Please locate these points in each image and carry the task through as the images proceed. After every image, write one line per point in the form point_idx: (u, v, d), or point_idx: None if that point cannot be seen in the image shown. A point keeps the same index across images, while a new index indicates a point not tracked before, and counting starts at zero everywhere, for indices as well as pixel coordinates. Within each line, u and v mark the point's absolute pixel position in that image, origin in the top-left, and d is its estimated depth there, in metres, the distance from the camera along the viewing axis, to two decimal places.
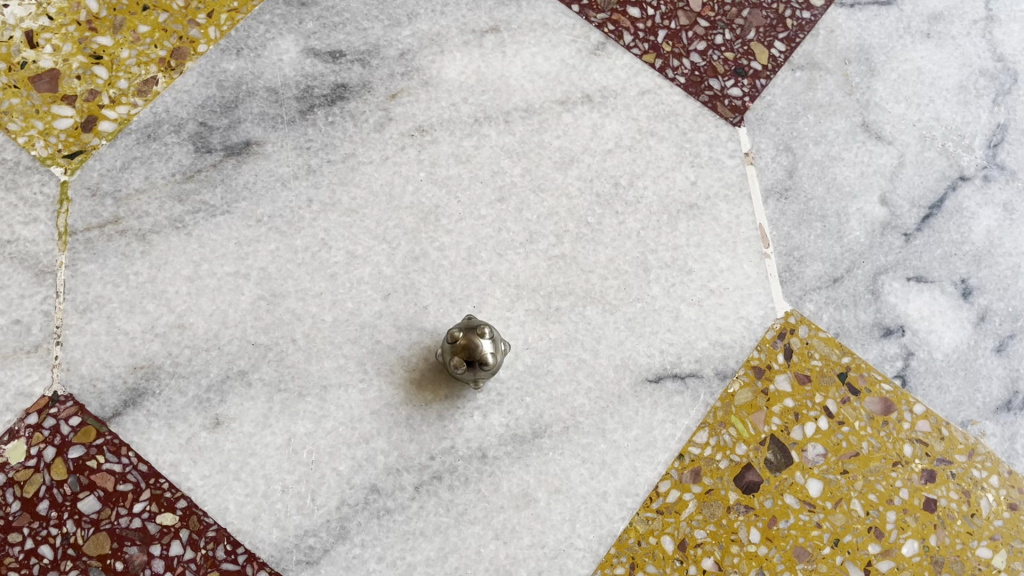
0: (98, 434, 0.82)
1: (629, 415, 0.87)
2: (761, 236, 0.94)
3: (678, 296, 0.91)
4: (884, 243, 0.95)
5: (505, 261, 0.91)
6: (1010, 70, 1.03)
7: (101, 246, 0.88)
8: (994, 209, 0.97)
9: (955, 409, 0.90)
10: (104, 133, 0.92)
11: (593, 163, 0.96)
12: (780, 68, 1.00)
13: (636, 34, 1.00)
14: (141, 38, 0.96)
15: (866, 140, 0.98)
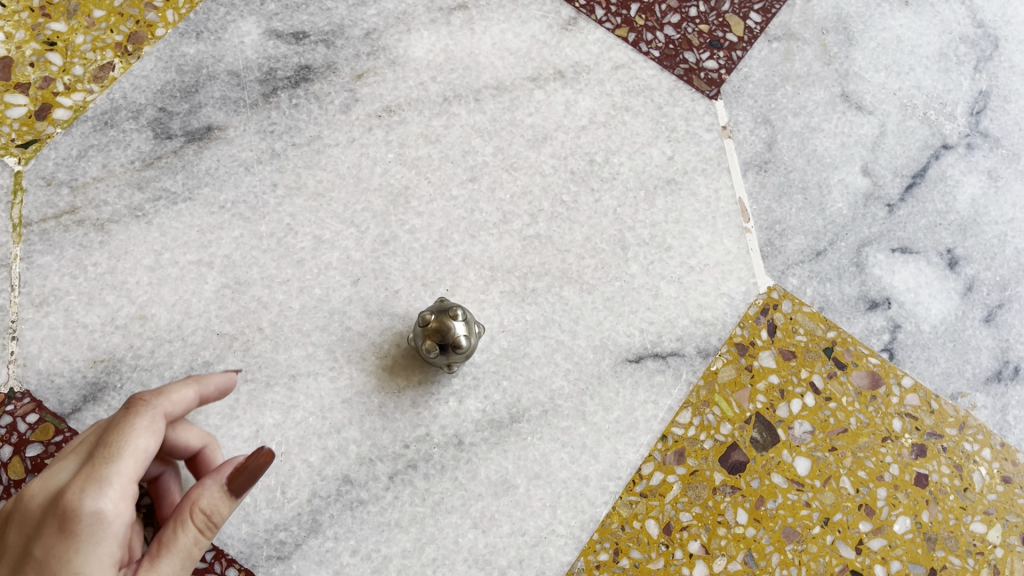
0: (57, 432, 0.79)
1: (610, 396, 0.84)
2: (740, 210, 0.91)
3: (658, 273, 0.88)
4: (868, 214, 0.92)
5: (479, 242, 0.88)
6: (990, 36, 1.01)
7: (57, 238, 0.85)
8: (978, 176, 0.95)
9: (944, 381, 0.87)
10: (59, 121, 0.89)
11: (567, 140, 0.93)
12: (757, 39, 0.98)
13: (608, 8, 0.97)
14: (96, 22, 0.92)
15: (846, 110, 0.96)
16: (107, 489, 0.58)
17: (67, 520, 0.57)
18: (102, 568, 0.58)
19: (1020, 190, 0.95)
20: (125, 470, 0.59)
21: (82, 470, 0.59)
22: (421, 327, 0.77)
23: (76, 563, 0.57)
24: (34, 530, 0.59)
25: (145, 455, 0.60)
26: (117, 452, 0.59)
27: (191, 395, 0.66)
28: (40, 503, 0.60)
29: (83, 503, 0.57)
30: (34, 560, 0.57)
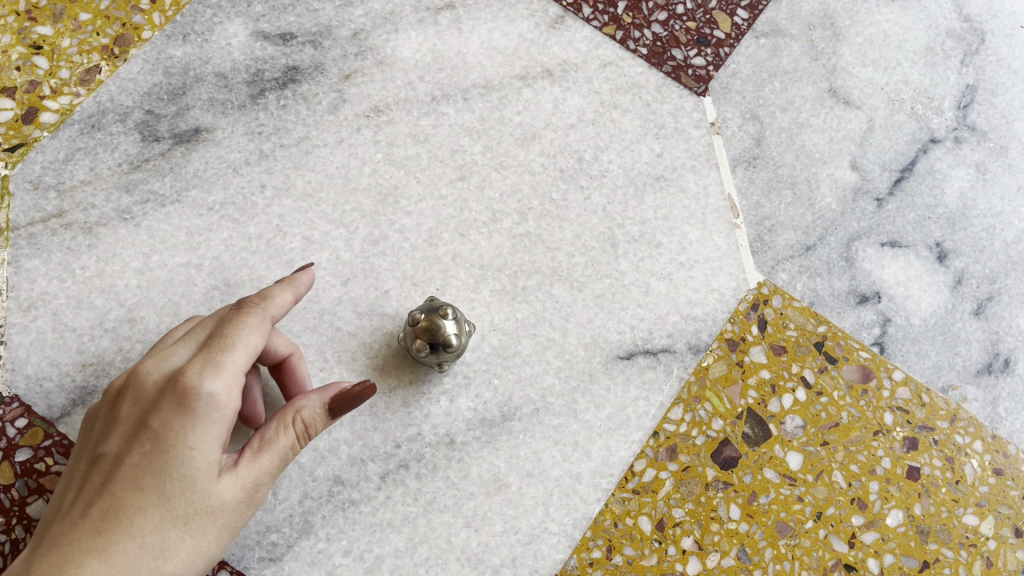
0: (46, 436, 0.79)
1: (601, 394, 0.84)
2: (730, 206, 0.91)
3: (648, 270, 0.88)
4: (857, 209, 0.92)
5: (468, 241, 0.88)
6: (977, 30, 1.01)
7: (45, 241, 0.85)
8: (966, 170, 0.95)
9: (934, 374, 0.87)
10: (46, 124, 0.89)
11: (556, 138, 0.93)
12: (744, 36, 0.98)
13: (595, 6, 0.97)
14: (82, 26, 0.92)
15: (834, 105, 0.96)
16: (224, 372, 0.63)
17: (184, 396, 0.62)
18: (213, 446, 0.62)
19: (1009, 183, 0.95)
20: (239, 360, 0.64)
21: (200, 354, 0.63)
22: (411, 326, 0.77)
23: (191, 439, 0.61)
24: (149, 402, 0.63)
25: (255, 348, 0.66)
26: (232, 342, 0.64)
27: (289, 298, 0.70)
28: (155, 380, 0.64)
29: (201, 382, 0.62)
30: (151, 430, 0.62)
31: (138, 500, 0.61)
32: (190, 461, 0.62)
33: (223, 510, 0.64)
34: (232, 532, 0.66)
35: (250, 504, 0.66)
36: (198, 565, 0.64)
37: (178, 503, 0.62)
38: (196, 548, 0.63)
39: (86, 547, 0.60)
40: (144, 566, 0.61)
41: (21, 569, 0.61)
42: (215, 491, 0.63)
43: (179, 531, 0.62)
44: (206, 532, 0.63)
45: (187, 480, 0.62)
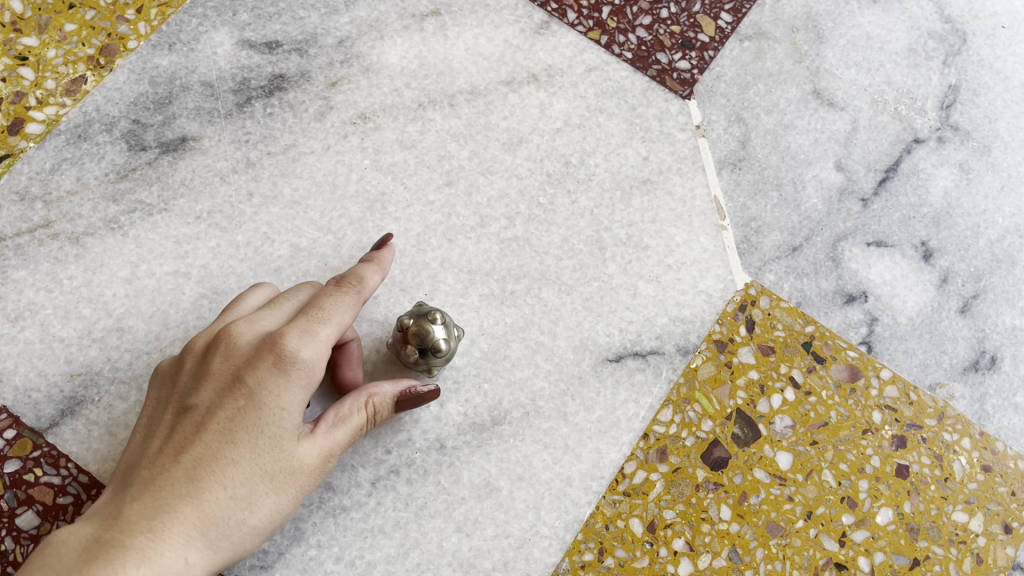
0: (34, 447, 0.79)
1: (591, 396, 0.84)
2: (716, 208, 0.92)
3: (636, 273, 0.89)
4: (842, 209, 0.93)
5: (456, 246, 0.88)
6: (958, 30, 1.02)
7: (32, 252, 0.85)
8: (950, 169, 0.96)
9: (922, 372, 0.88)
10: (32, 135, 0.89)
11: (542, 143, 0.93)
12: (728, 39, 0.98)
13: (580, 11, 0.98)
14: (68, 36, 0.92)
15: (818, 107, 0.97)
16: (319, 342, 0.69)
17: (282, 359, 0.67)
18: (300, 408, 0.68)
19: (992, 181, 0.96)
20: (330, 333, 0.70)
21: (298, 322, 0.69)
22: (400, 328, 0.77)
23: (285, 399, 0.67)
24: (243, 360, 0.68)
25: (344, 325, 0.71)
26: (326, 317, 0.70)
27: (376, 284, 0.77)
28: (249, 340, 0.69)
29: (299, 347, 0.67)
30: (246, 387, 0.66)
31: (229, 452, 0.65)
32: (282, 418, 0.67)
33: (305, 470, 0.68)
34: (304, 496, 0.70)
35: (324, 472, 0.70)
36: (272, 523, 0.68)
37: (267, 459, 0.66)
38: (276, 505, 0.67)
39: (178, 493, 0.63)
40: (229, 515, 0.65)
41: (111, 510, 0.64)
42: (300, 452, 0.68)
43: (264, 485, 0.66)
44: (287, 491, 0.68)
45: (278, 436, 0.66)
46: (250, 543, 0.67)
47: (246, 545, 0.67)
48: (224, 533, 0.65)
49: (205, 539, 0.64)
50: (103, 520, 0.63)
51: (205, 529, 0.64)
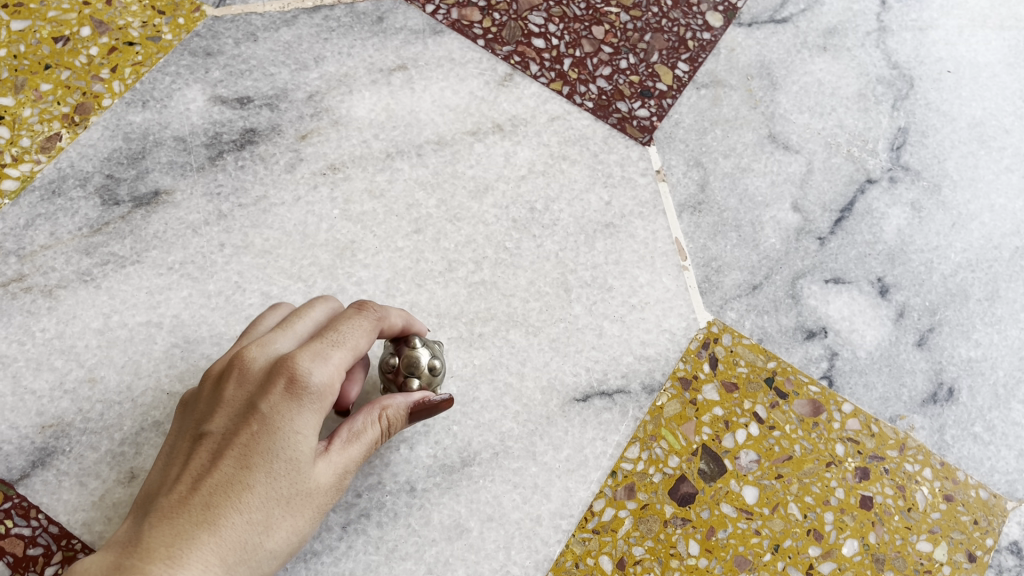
0: (5, 498, 0.79)
1: (559, 435, 0.86)
2: (677, 249, 0.94)
3: (601, 313, 0.91)
4: (800, 248, 0.96)
5: (425, 291, 0.90)
6: (906, 76, 1.06)
7: (5, 305, 0.86)
8: (902, 208, 0.99)
9: (882, 405, 0.90)
10: (6, 192, 0.91)
11: (508, 190, 0.96)
12: (685, 87, 1.02)
13: (542, 63, 1.02)
14: (44, 96, 0.95)
15: (774, 150, 1.00)
16: (337, 367, 0.69)
17: (298, 385, 0.67)
18: (313, 431, 0.68)
19: (944, 219, 0.99)
20: (347, 359, 0.70)
21: (310, 346, 0.69)
22: (384, 364, 0.77)
23: (300, 423, 0.67)
24: (257, 385, 0.68)
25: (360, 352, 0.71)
26: (339, 341, 0.70)
27: (398, 321, 0.77)
28: (262, 365, 0.69)
29: (315, 373, 0.67)
30: (260, 412, 0.67)
31: (247, 476, 0.66)
32: (298, 441, 0.67)
33: (320, 491, 0.69)
34: (318, 519, 0.70)
35: (337, 490, 0.71)
36: (287, 545, 0.69)
37: (282, 482, 0.67)
38: (293, 526, 0.68)
39: (195, 520, 0.63)
40: (247, 539, 0.65)
41: (128, 539, 0.63)
42: (315, 475, 0.69)
43: (281, 507, 0.67)
44: (303, 512, 0.68)
45: (294, 460, 0.67)
46: (267, 566, 0.68)
47: (264, 569, 0.67)
48: (243, 557, 0.65)
49: (225, 564, 0.63)
50: (121, 548, 0.62)
51: (223, 555, 0.63)
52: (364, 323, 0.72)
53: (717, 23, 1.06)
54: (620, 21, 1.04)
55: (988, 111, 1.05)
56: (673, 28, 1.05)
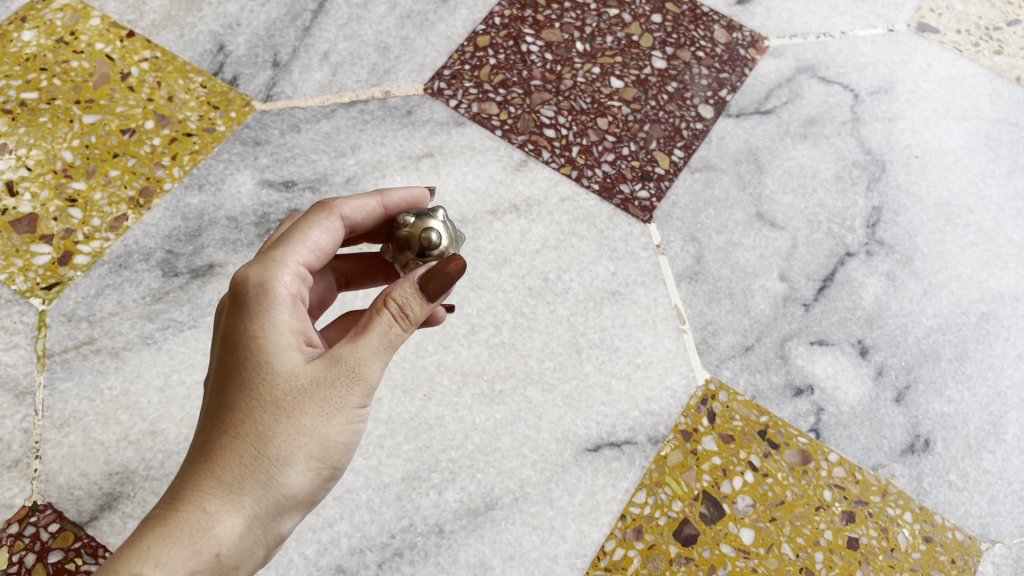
0: (76, 538, 0.88)
1: (573, 482, 0.95)
2: (677, 314, 1.05)
3: (609, 372, 1.01)
4: (787, 314, 1.06)
5: (451, 351, 1.01)
6: (878, 161, 1.19)
7: (77, 365, 0.96)
8: (878, 278, 1.10)
9: (865, 455, 0.99)
10: (79, 265, 1.02)
11: (524, 262, 1.07)
12: (681, 171, 1.14)
13: (553, 151, 1.14)
14: (112, 180, 1.07)
15: (761, 227, 1.12)
16: (288, 265, 0.67)
17: (246, 293, 0.65)
18: (286, 330, 0.65)
19: (916, 287, 1.10)
20: (303, 256, 0.69)
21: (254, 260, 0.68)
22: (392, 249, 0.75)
23: (260, 327, 0.64)
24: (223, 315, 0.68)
25: (324, 248, 0.71)
26: (283, 243, 0.69)
27: (373, 206, 0.76)
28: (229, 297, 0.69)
29: (265, 274, 0.66)
30: (222, 337, 0.66)
31: (228, 397, 0.64)
32: (267, 346, 0.64)
33: (320, 387, 0.64)
34: (340, 416, 0.66)
35: (349, 381, 0.65)
36: (313, 450, 0.65)
37: (259, 391, 0.64)
38: (304, 432, 0.64)
39: (193, 455, 0.64)
40: (247, 458, 0.63)
41: None
42: (305, 373, 0.65)
43: (275, 414, 0.64)
44: (307, 413, 0.64)
45: (270, 367, 0.64)
46: (295, 473, 0.65)
47: (281, 479, 0.64)
48: (248, 476, 0.63)
49: (223, 485, 0.63)
50: None
51: (221, 476, 0.63)
52: (314, 219, 0.71)
53: (708, 115, 1.19)
54: (622, 114, 1.17)
55: (953, 192, 1.17)
56: (669, 119, 1.18)
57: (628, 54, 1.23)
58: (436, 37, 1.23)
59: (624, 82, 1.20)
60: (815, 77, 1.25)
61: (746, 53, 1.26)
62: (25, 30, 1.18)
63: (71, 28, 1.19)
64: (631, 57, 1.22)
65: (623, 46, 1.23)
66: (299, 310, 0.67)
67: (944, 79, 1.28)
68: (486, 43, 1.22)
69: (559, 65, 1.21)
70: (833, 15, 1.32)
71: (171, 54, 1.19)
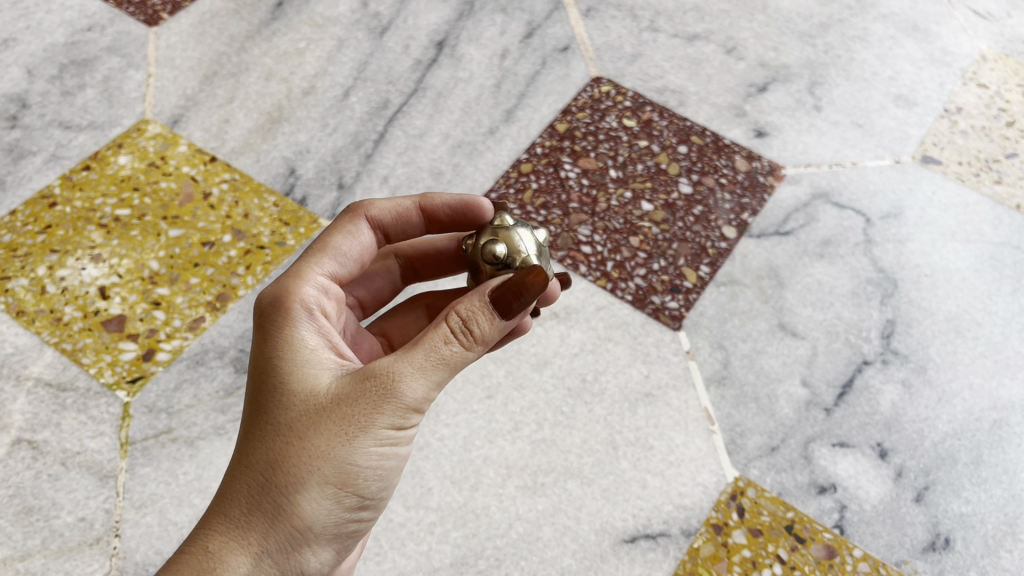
0: None
1: (611, 571, 1.01)
2: (706, 416, 1.13)
3: (644, 468, 1.08)
4: (810, 417, 1.14)
5: (496, 446, 1.09)
6: (890, 278, 1.29)
7: (156, 452, 1.06)
8: (895, 385, 1.18)
9: (888, 551, 1.05)
10: (160, 361, 1.12)
11: (564, 364, 1.16)
12: (708, 285, 1.25)
13: (590, 265, 1.25)
14: (192, 286, 1.19)
15: (783, 336, 1.21)
16: (307, 280, 0.78)
17: (264, 314, 0.75)
18: (302, 346, 0.73)
19: (931, 395, 1.17)
20: (329, 265, 0.81)
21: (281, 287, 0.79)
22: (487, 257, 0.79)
23: (280, 347, 0.73)
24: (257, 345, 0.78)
25: (349, 255, 0.83)
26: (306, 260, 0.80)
27: (408, 206, 0.88)
28: None
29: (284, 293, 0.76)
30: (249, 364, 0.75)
31: (252, 427, 0.72)
32: (285, 366, 0.72)
33: (340, 409, 0.70)
34: (362, 440, 0.70)
35: (371, 396, 0.70)
36: (333, 475, 0.70)
37: (276, 414, 0.71)
38: (321, 455, 0.70)
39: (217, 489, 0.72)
40: (261, 484, 0.70)
41: None
42: (323, 396, 0.71)
43: (289, 439, 0.70)
44: (321, 438, 0.70)
45: (290, 390, 0.71)
46: (312, 495, 0.70)
47: (294, 503, 0.70)
48: (259, 506, 0.70)
49: (234, 519, 0.70)
50: None
51: (233, 510, 0.70)
52: (341, 230, 0.83)
53: (731, 235, 1.30)
54: (652, 233, 1.29)
55: (961, 307, 1.26)
56: (695, 238, 1.29)
57: (657, 180, 1.36)
58: (484, 164, 1.37)
59: (654, 205, 1.32)
60: (830, 202, 1.37)
61: (765, 180, 1.38)
62: (122, 155, 1.34)
63: (161, 154, 1.35)
64: (659, 182, 1.35)
65: (653, 172, 1.36)
66: (317, 324, 0.76)
67: (949, 205, 1.39)
68: (529, 170, 1.36)
69: (595, 189, 1.33)
70: (844, 148, 1.45)
71: (248, 176, 1.33)
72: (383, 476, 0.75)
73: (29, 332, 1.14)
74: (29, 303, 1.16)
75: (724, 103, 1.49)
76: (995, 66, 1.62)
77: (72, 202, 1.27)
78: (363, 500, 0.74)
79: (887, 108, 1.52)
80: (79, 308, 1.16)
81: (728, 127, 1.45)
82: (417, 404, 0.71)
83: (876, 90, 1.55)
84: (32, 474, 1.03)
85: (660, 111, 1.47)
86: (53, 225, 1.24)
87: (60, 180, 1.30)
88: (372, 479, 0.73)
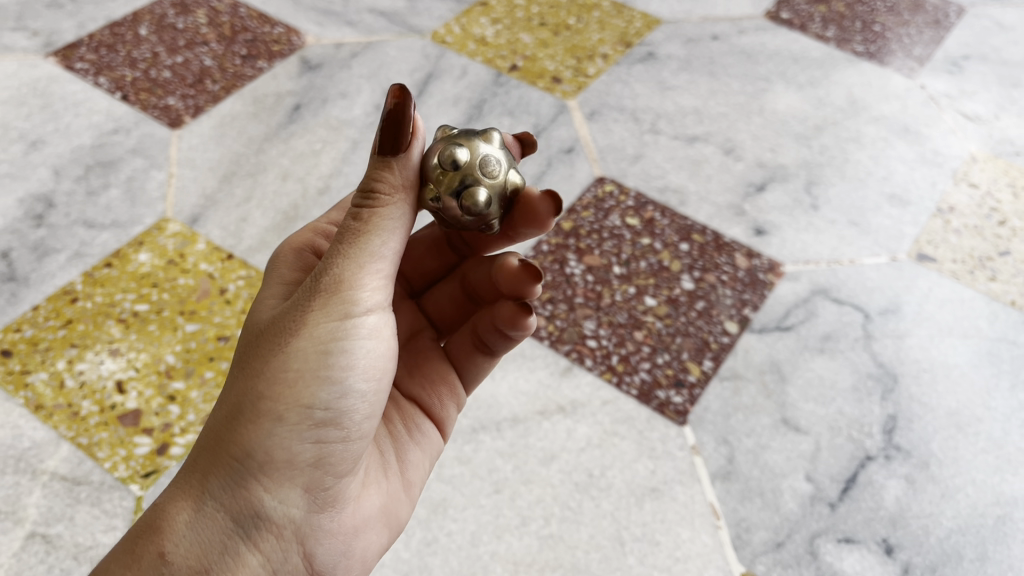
0: None
1: None
2: (712, 510, 1.14)
3: (651, 564, 1.09)
4: (815, 512, 1.15)
5: (504, 541, 1.10)
6: (890, 373, 1.31)
7: None
8: (898, 480, 1.19)
9: None
10: (173, 456, 1.14)
11: (571, 458, 1.18)
12: (711, 380, 1.27)
13: (595, 359, 1.28)
14: (207, 380, 1.22)
15: (787, 432, 1.23)
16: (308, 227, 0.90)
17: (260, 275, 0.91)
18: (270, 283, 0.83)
19: (934, 490, 1.18)
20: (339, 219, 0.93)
21: None
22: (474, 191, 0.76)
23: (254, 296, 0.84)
24: None
25: None
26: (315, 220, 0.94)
27: None
28: None
29: (282, 243, 0.87)
30: None
31: None
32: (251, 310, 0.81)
33: (276, 324, 0.74)
34: (288, 343, 0.72)
35: (304, 302, 0.73)
36: (268, 388, 0.72)
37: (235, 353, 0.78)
38: (255, 372, 0.73)
39: None
40: (213, 417, 0.75)
41: None
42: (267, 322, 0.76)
43: (234, 371, 0.75)
44: (254, 356, 0.74)
45: (247, 328, 0.79)
46: (252, 414, 0.73)
47: (236, 424, 0.73)
48: (207, 443, 0.75)
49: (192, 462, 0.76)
50: None
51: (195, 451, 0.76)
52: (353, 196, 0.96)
53: (733, 329, 1.34)
54: (656, 328, 1.32)
55: (961, 402, 1.28)
56: (698, 333, 1.32)
57: (660, 276, 1.40)
58: None
59: (657, 300, 1.36)
60: (829, 298, 1.41)
61: (765, 277, 1.42)
62: (142, 253, 1.39)
63: (180, 252, 1.39)
64: (662, 279, 1.39)
65: (655, 269, 1.41)
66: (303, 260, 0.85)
67: (945, 302, 1.42)
68: (535, 266, 1.40)
69: (600, 285, 1.37)
70: (841, 245, 1.49)
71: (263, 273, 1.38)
72: (335, 387, 0.74)
73: (46, 426, 1.16)
74: (48, 397, 1.19)
75: (724, 203, 1.55)
76: (985, 166, 1.68)
77: (93, 298, 1.31)
78: (314, 416, 0.74)
79: (881, 207, 1.57)
80: (96, 403, 1.19)
81: (728, 225, 1.50)
82: (333, 289, 0.72)
83: (870, 190, 1.60)
84: (44, 568, 1.04)
85: (662, 210, 1.52)
86: (74, 320, 1.28)
87: (82, 276, 1.34)
88: (317, 388, 0.73)
